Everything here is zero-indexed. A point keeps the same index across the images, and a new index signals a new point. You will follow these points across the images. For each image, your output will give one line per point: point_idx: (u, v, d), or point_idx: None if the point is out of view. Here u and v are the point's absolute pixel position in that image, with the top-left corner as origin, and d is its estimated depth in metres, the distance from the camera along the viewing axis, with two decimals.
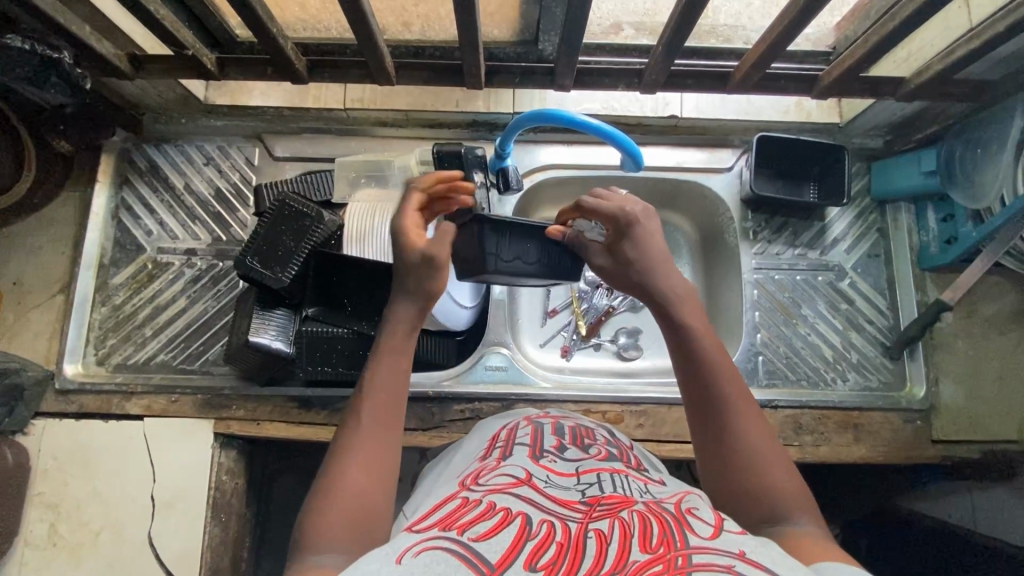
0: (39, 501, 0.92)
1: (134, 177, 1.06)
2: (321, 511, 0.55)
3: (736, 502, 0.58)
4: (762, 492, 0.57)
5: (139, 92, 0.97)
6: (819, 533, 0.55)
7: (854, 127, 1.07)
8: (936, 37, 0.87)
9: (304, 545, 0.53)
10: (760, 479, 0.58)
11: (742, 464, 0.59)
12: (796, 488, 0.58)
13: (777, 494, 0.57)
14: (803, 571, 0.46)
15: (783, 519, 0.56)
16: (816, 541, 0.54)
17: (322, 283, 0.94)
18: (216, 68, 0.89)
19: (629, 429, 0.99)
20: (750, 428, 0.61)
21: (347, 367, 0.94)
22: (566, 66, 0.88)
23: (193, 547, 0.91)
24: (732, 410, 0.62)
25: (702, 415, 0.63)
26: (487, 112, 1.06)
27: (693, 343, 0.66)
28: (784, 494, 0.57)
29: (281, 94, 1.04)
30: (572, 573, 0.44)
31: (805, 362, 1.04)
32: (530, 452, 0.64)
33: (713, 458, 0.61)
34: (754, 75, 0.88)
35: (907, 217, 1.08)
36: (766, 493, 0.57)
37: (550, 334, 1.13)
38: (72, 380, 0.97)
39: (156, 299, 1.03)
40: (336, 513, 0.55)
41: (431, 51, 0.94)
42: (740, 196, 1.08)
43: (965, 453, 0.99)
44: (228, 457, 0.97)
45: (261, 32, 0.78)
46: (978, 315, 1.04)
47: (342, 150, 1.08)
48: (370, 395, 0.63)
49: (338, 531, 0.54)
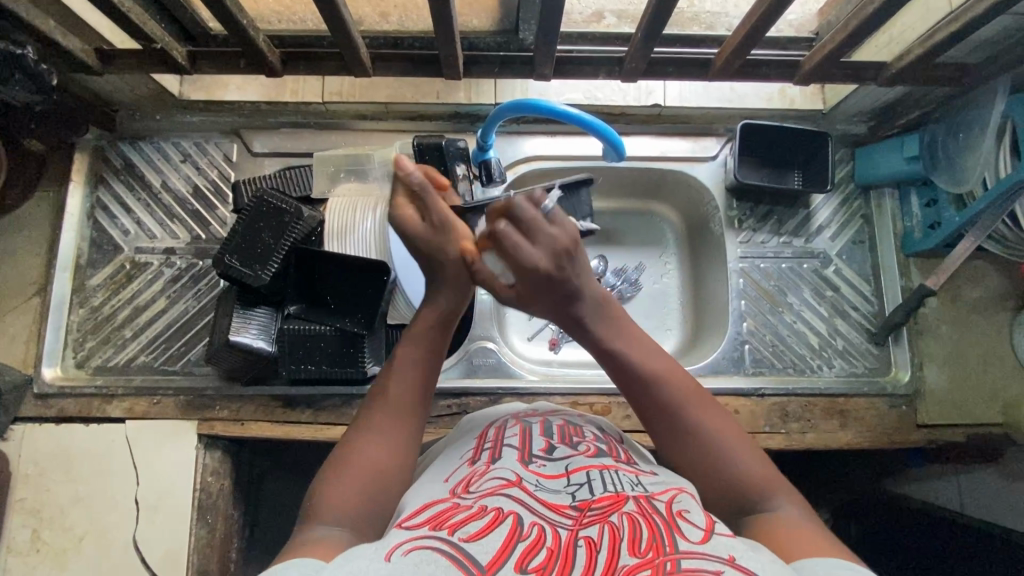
0: (21, 506, 0.90)
1: (110, 176, 1.04)
2: (332, 483, 0.57)
3: (720, 506, 0.59)
4: (739, 482, 0.58)
5: (110, 87, 0.94)
6: (801, 510, 0.56)
7: (839, 113, 1.06)
8: (917, 20, 0.86)
9: (310, 515, 0.54)
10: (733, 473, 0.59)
11: (716, 464, 0.60)
12: (775, 479, 0.58)
13: (751, 484, 0.58)
14: None
15: (767, 507, 0.56)
16: (814, 533, 0.53)
17: (305, 281, 0.92)
18: (188, 62, 0.87)
19: (616, 420, 0.99)
20: (708, 424, 0.62)
21: (331, 365, 0.93)
22: (545, 55, 0.86)
23: (179, 549, 0.90)
24: (687, 414, 0.63)
25: (660, 430, 0.64)
26: (469, 103, 1.05)
27: (628, 361, 0.66)
28: (757, 473, 0.59)
29: (258, 87, 1.02)
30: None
31: (790, 350, 1.04)
32: (520, 456, 0.63)
33: (688, 472, 0.61)
34: (735, 62, 0.88)
35: (891, 202, 1.08)
36: (740, 485, 0.58)
37: (538, 327, 1.12)
38: (51, 384, 0.96)
39: (136, 300, 1.01)
40: (354, 483, 0.56)
41: (409, 42, 0.92)
42: (725, 184, 1.07)
43: (950, 437, 0.99)
44: (213, 458, 0.96)
45: (232, 25, 0.76)
46: (962, 299, 1.04)
47: (322, 145, 1.06)
48: (400, 374, 0.65)
49: (345, 502, 0.55)
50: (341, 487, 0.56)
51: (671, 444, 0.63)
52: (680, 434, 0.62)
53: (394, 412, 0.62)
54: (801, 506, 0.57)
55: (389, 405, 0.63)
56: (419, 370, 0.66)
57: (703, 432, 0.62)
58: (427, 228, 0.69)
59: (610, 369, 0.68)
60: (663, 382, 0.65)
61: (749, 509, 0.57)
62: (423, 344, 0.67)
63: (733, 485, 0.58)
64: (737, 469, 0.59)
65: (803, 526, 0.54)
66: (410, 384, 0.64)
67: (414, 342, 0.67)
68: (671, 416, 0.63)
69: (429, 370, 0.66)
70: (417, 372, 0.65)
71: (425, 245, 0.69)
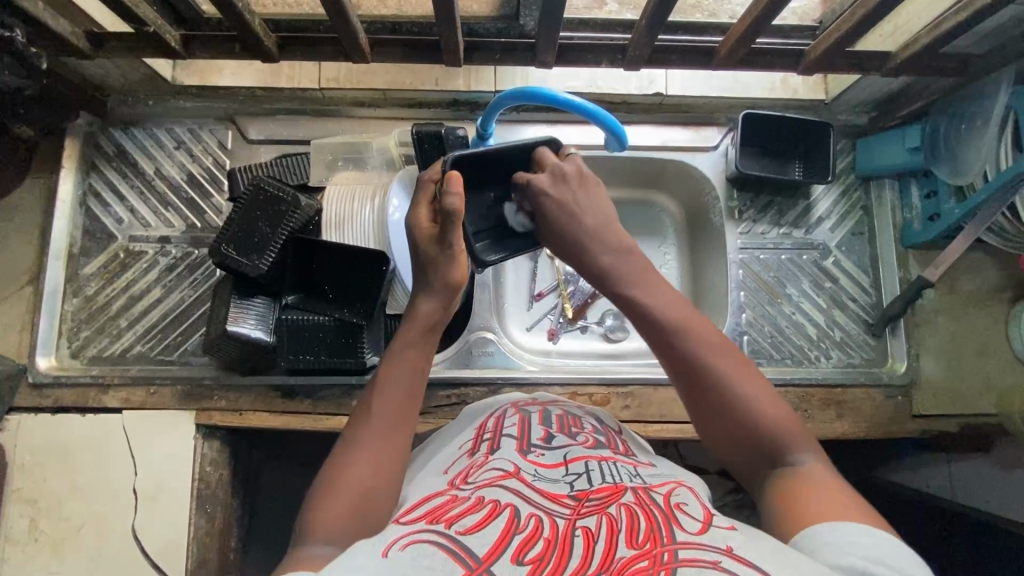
0: (18, 497, 0.90)
1: (102, 162, 1.02)
2: (325, 500, 0.55)
3: (749, 460, 0.58)
4: (766, 431, 0.57)
5: (99, 71, 0.92)
6: (824, 463, 0.56)
7: (840, 103, 1.06)
8: (923, 9, 0.85)
9: (305, 532, 0.53)
10: (755, 419, 0.58)
11: (726, 406, 0.59)
12: (796, 425, 0.58)
13: (779, 432, 0.57)
14: (792, 556, 0.45)
15: (785, 456, 0.56)
16: (835, 482, 0.54)
17: (302, 269, 0.93)
18: (182, 46, 0.85)
19: (615, 411, 0.99)
20: (741, 384, 0.60)
21: (329, 355, 0.93)
22: (548, 41, 0.85)
23: (179, 539, 0.90)
24: (718, 375, 0.60)
25: (691, 389, 0.61)
26: (468, 90, 1.03)
27: (659, 314, 0.64)
28: (780, 422, 0.58)
29: (252, 73, 1.01)
30: (560, 570, 0.44)
31: (788, 341, 1.04)
32: (518, 445, 0.63)
33: (718, 429, 0.60)
34: (740, 50, 0.86)
35: (891, 193, 1.08)
36: (766, 433, 0.58)
37: (537, 317, 1.12)
38: (46, 374, 0.95)
39: (131, 289, 1.00)
40: (340, 501, 0.55)
41: (409, 27, 0.90)
42: (725, 175, 1.07)
43: (945, 428, 1.00)
44: (211, 448, 0.96)
45: (226, 7, 0.74)
46: (959, 290, 1.05)
47: (318, 132, 1.04)
48: (386, 386, 0.64)
49: (339, 520, 0.54)
50: (335, 502, 0.55)
51: (682, 380, 0.62)
52: (691, 365, 0.61)
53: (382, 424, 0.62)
54: (816, 447, 0.58)
55: (375, 421, 0.62)
56: (406, 384, 0.65)
57: (736, 392, 0.59)
58: (433, 246, 0.70)
59: (641, 325, 0.65)
60: (693, 333, 0.62)
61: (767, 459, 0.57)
62: (415, 348, 0.68)
63: (747, 435, 0.58)
64: (743, 407, 0.59)
65: (827, 472, 0.55)
66: (395, 397, 0.64)
67: (403, 357, 0.67)
68: (679, 350, 0.62)
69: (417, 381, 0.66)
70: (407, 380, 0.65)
71: (422, 255, 0.71)
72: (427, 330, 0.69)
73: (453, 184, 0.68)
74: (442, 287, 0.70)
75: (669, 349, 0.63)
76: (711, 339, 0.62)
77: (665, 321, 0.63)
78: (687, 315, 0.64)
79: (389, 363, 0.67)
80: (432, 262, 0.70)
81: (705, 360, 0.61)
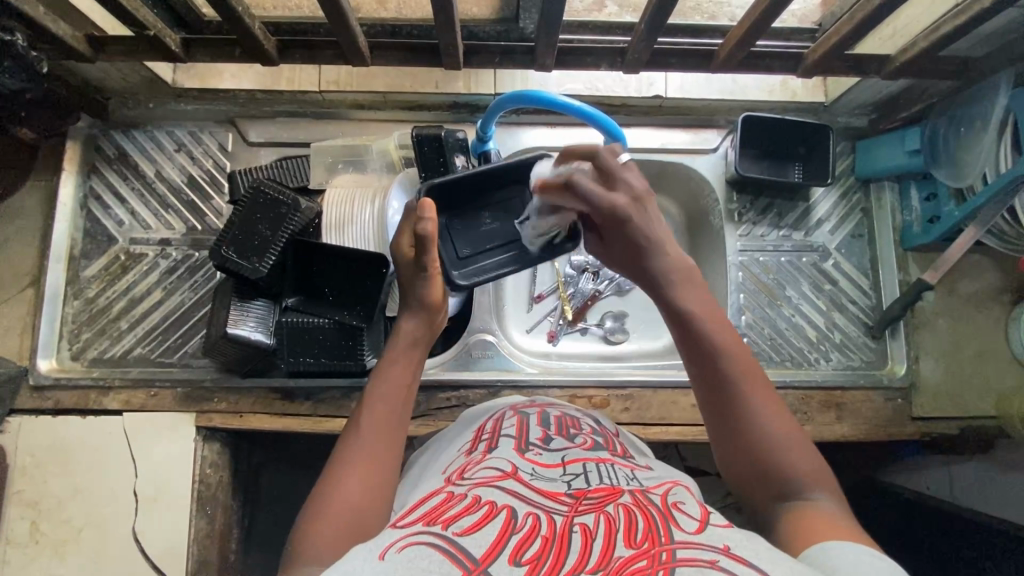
0: (19, 498, 0.90)
1: (103, 165, 1.02)
2: (315, 520, 0.55)
3: (757, 490, 0.58)
4: (781, 467, 0.57)
5: (100, 74, 0.92)
6: (842, 508, 0.55)
7: (839, 105, 1.06)
8: (922, 13, 0.85)
9: (296, 551, 0.53)
10: (774, 451, 0.58)
11: (755, 445, 0.59)
12: (817, 465, 0.57)
13: (793, 473, 0.57)
14: (790, 563, 0.45)
15: (799, 491, 0.56)
16: (846, 521, 0.53)
17: (302, 271, 0.93)
18: (181, 49, 0.85)
19: (615, 413, 0.99)
20: (770, 416, 0.60)
21: (329, 358, 0.93)
22: (547, 44, 0.85)
23: (179, 541, 0.90)
24: (748, 399, 0.60)
25: (717, 406, 0.62)
26: (468, 93, 1.03)
27: (698, 330, 0.64)
28: (799, 464, 0.57)
29: (254, 78, 1.00)
30: (558, 567, 0.44)
31: (788, 343, 1.04)
32: (516, 445, 0.63)
33: (732, 449, 0.60)
34: (739, 53, 0.86)
35: (891, 195, 1.08)
36: (780, 470, 0.57)
37: (537, 319, 1.12)
38: (47, 376, 0.95)
39: (131, 292, 1.00)
40: (334, 517, 0.55)
41: (409, 30, 0.91)
42: (726, 177, 1.07)
43: (943, 430, 1.00)
44: (211, 450, 0.96)
45: (225, 11, 0.74)
46: (958, 293, 1.05)
47: (319, 135, 1.04)
48: (373, 403, 0.65)
49: (334, 536, 0.54)
50: (326, 521, 0.55)
51: (711, 393, 0.63)
52: (722, 384, 0.62)
53: (370, 439, 0.62)
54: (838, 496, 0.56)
55: (364, 438, 0.63)
56: (390, 400, 0.66)
57: (763, 419, 0.59)
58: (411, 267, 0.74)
59: (679, 335, 0.66)
60: (729, 356, 0.62)
61: (775, 493, 0.57)
62: (399, 366, 0.69)
63: (761, 464, 0.58)
64: (766, 437, 0.59)
65: (840, 514, 0.54)
66: (384, 414, 0.65)
67: (387, 377, 0.68)
68: (719, 368, 0.62)
69: (402, 398, 0.67)
70: (393, 396, 0.66)
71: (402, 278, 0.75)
72: (410, 346, 0.71)
73: (426, 210, 0.70)
74: (423, 304, 0.73)
75: (704, 365, 0.63)
76: (750, 366, 0.62)
77: (707, 337, 0.63)
78: (730, 338, 0.64)
79: (376, 380, 0.68)
80: (410, 282, 0.74)
81: (736, 382, 0.61)
